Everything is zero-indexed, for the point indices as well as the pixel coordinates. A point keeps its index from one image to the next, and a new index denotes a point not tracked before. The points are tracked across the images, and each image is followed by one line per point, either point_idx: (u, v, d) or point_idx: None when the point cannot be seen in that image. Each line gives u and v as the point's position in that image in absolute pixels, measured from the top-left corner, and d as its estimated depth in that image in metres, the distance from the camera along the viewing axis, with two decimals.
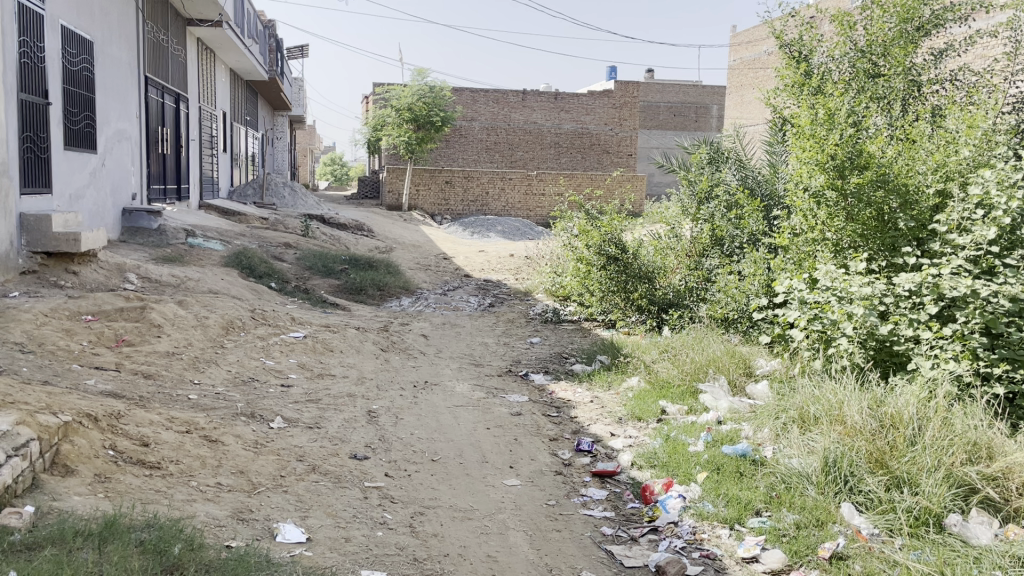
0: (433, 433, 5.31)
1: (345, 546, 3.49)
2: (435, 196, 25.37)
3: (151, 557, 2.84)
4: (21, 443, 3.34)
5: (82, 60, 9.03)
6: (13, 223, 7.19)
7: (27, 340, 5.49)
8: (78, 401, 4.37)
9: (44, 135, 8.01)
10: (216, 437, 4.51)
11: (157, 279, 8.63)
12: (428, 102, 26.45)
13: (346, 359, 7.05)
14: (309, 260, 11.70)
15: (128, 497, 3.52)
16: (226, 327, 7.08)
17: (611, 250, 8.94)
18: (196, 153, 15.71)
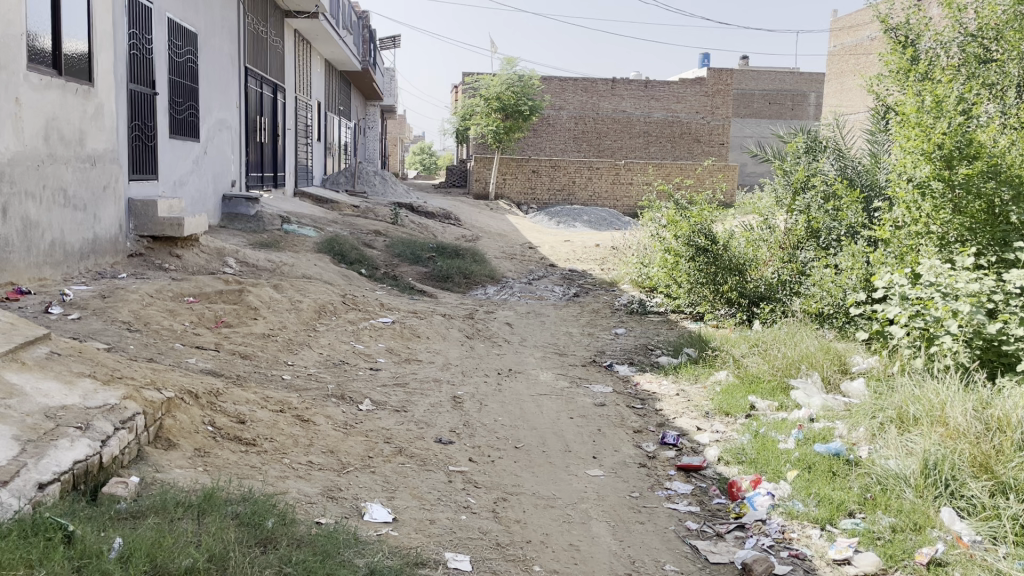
0: (516, 421, 5.35)
1: (429, 528, 3.55)
2: (521, 184, 25.44)
3: (246, 530, 2.94)
4: (128, 417, 3.54)
5: (186, 52, 9.41)
6: (122, 209, 7.61)
7: (134, 319, 5.77)
8: (180, 378, 4.59)
9: (151, 124, 8.41)
10: (308, 417, 4.66)
11: (255, 264, 8.93)
12: (516, 91, 26.52)
13: (432, 345, 7.16)
14: (398, 248, 11.93)
15: (225, 472, 3.66)
16: (318, 311, 7.29)
17: (700, 240, 8.73)
18: (292, 143, 16.22)
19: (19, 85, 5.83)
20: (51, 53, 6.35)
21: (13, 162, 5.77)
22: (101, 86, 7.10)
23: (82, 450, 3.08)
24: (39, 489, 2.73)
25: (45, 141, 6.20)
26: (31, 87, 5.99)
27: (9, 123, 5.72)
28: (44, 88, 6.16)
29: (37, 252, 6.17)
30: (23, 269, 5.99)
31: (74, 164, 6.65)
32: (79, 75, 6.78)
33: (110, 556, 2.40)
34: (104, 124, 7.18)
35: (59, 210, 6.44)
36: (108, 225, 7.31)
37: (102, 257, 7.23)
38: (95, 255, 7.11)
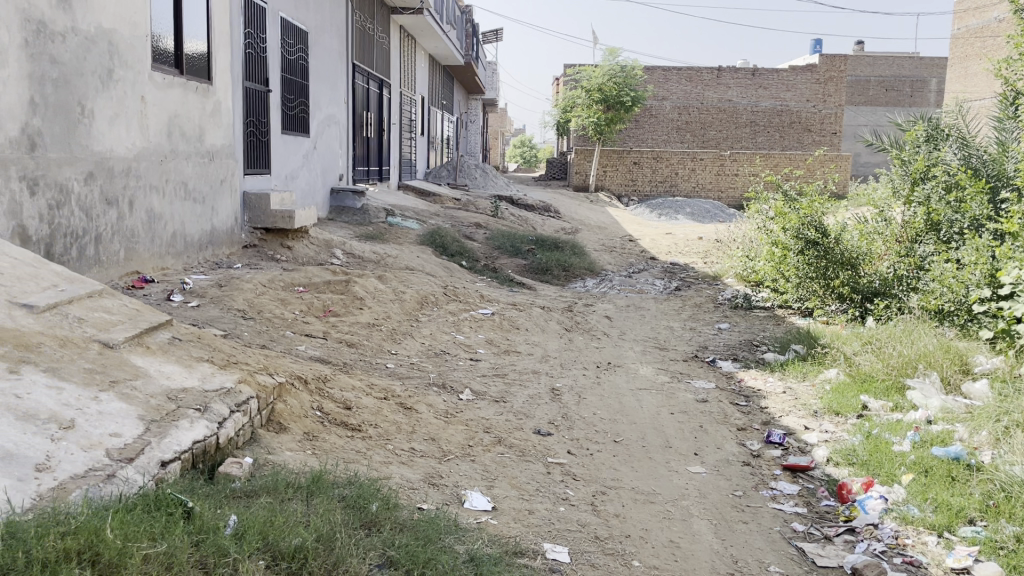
0: (615, 415, 5.32)
1: (528, 518, 3.57)
2: (622, 176, 25.21)
3: (352, 512, 3.03)
4: (242, 400, 3.72)
5: (298, 50, 9.75)
6: (237, 202, 7.98)
7: (248, 307, 6.04)
8: (291, 365, 4.78)
9: (264, 120, 8.77)
10: (410, 405, 4.77)
11: (360, 255, 9.17)
12: (619, 82, 26.23)
13: (531, 337, 7.19)
14: (498, 240, 12.04)
15: (332, 456, 3.79)
16: (420, 302, 7.44)
17: (810, 233, 8.41)
18: (397, 137, 16.59)
19: (145, 84, 6.18)
20: (173, 53, 6.71)
21: (139, 158, 6.14)
22: (218, 84, 7.45)
23: (200, 431, 3.25)
24: (162, 467, 2.88)
25: (168, 138, 6.56)
26: (156, 86, 6.34)
27: (135, 120, 6.08)
28: (167, 87, 6.52)
29: (161, 242, 6.53)
30: (147, 258, 6.35)
31: (193, 159, 7.00)
32: (199, 74, 7.14)
33: (226, 532, 2.51)
34: (221, 121, 7.54)
35: (180, 203, 6.81)
36: (224, 217, 7.68)
37: (218, 248, 7.60)
38: (213, 246, 7.48)
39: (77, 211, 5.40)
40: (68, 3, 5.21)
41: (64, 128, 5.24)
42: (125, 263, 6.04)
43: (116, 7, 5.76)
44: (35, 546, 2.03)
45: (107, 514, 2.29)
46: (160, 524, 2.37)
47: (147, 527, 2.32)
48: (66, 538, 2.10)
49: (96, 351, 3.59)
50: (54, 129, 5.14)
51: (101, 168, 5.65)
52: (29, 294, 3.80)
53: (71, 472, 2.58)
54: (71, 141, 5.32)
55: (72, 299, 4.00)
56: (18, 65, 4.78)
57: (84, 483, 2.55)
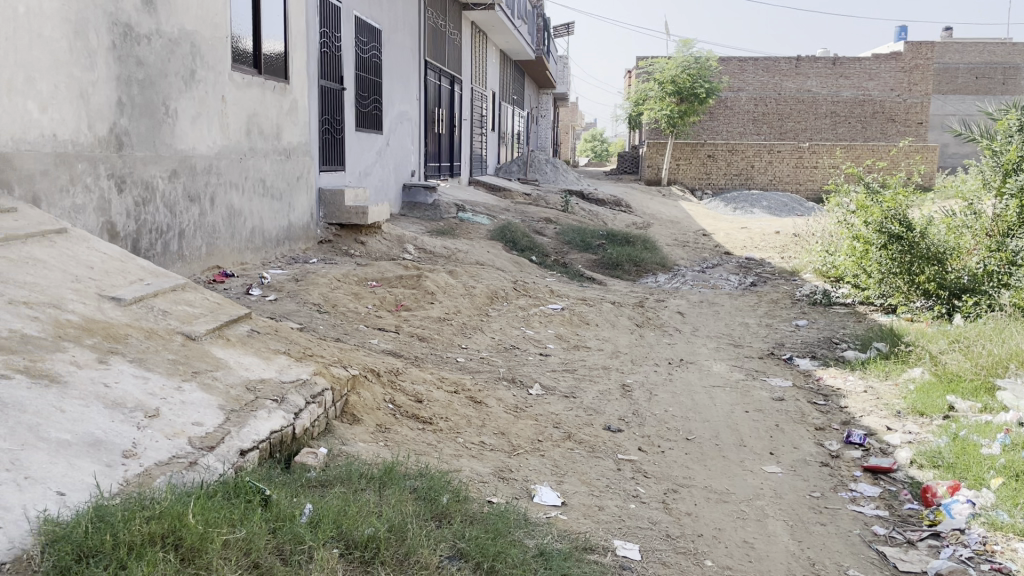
0: (688, 412, 5.24)
1: (597, 515, 3.55)
2: (696, 170, 24.81)
3: (424, 503, 3.06)
4: (317, 392, 3.80)
5: (371, 48, 9.91)
6: (312, 198, 8.16)
7: (323, 301, 6.17)
8: (364, 358, 4.86)
9: (338, 117, 8.94)
10: (481, 399, 4.80)
11: (432, 250, 9.26)
12: (692, 74, 25.79)
13: (601, 332, 7.14)
14: (569, 235, 12.01)
15: (404, 448, 3.84)
16: (490, 297, 7.48)
17: (893, 227, 8.11)
18: (468, 133, 16.70)
19: (225, 84, 6.37)
20: (252, 54, 6.90)
21: (220, 156, 6.33)
22: (295, 84, 7.63)
23: (278, 421, 3.33)
24: (241, 455, 2.96)
25: (247, 136, 6.75)
26: (236, 86, 6.53)
27: (217, 119, 6.27)
28: (246, 86, 6.70)
29: (240, 238, 6.73)
30: (227, 253, 6.55)
31: (271, 157, 7.19)
32: (277, 73, 7.32)
33: (302, 520, 2.56)
34: (298, 119, 7.71)
35: (258, 200, 7.00)
36: (301, 213, 7.87)
37: (295, 244, 7.79)
38: (290, 241, 7.66)
39: (161, 208, 5.61)
40: (152, 6, 5.40)
41: (150, 128, 5.45)
42: (207, 258, 6.25)
43: (198, 9, 5.95)
44: (122, 528, 2.11)
45: (189, 500, 2.36)
46: (239, 511, 2.44)
47: (227, 514, 2.39)
48: (151, 522, 2.17)
49: (179, 342, 3.72)
50: (140, 129, 5.35)
51: (184, 166, 5.85)
52: (116, 288, 3.96)
53: (156, 459, 2.67)
54: (156, 140, 5.53)
55: (157, 292, 4.15)
56: (106, 67, 4.98)
57: (168, 469, 2.64)
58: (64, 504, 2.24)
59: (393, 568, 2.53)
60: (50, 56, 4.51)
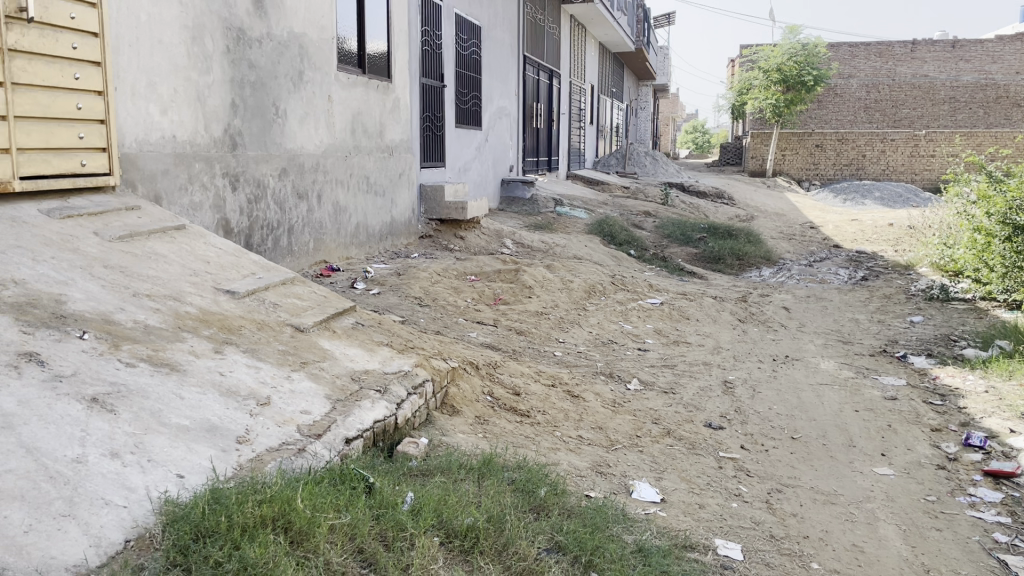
0: (793, 410, 5.08)
1: (698, 513, 3.49)
2: (802, 161, 24.11)
3: (521, 495, 3.09)
4: (418, 383, 3.89)
5: (471, 45, 10.02)
6: (414, 194, 8.34)
7: (424, 295, 6.29)
8: (463, 350, 4.94)
9: (438, 114, 9.09)
10: (578, 394, 4.80)
11: (530, 244, 9.30)
12: (799, 61, 24.76)
13: (702, 327, 7.01)
14: (669, 229, 11.84)
15: (502, 440, 3.88)
16: (588, 291, 7.46)
17: (1019, 219, 7.73)
18: (566, 127, 16.69)
19: (331, 84, 6.57)
20: (356, 54, 7.10)
21: (326, 154, 6.55)
22: (398, 82, 7.80)
23: (381, 411, 3.43)
24: (347, 443, 3.07)
25: (352, 135, 6.96)
26: (341, 86, 6.73)
27: (323, 118, 6.49)
28: (351, 86, 6.90)
29: (346, 233, 6.94)
30: (333, 248, 6.77)
31: (375, 154, 7.38)
32: (380, 72, 7.50)
33: (403, 508, 2.63)
34: (400, 117, 7.89)
35: (362, 196, 7.20)
36: (402, 209, 8.05)
37: (397, 238, 7.98)
38: (392, 236, 7.85)
39: (272, 205, 5.85)
40: (263, 11, 5.62)
41: (261, 128, 5.69)
42: (314, 253, 6.48)
43: (306, 13, 6.16)
44: (236, 511, 2.21)
45: (297, 485, 2.46)
46: (344, 497, 2.52)
47: (333, 499, 2.49)
48: (262, 505, 2.27)
49: (289, 334, 3.88)
50: (252, 129, 5.58)
51: (293, 165, 6.08)
52: (231, 281, 4.16)
53: (267, 445, 2.79)
54: (266, 140, 5.76)
55: (268, 285, 4.34)
56: (221, 70, 5.22)
57: (278, 455, 2.76)
58: (183, 486, 2.37)
59: (491, 558, 2.56)
60: (170, 62, 4.77)
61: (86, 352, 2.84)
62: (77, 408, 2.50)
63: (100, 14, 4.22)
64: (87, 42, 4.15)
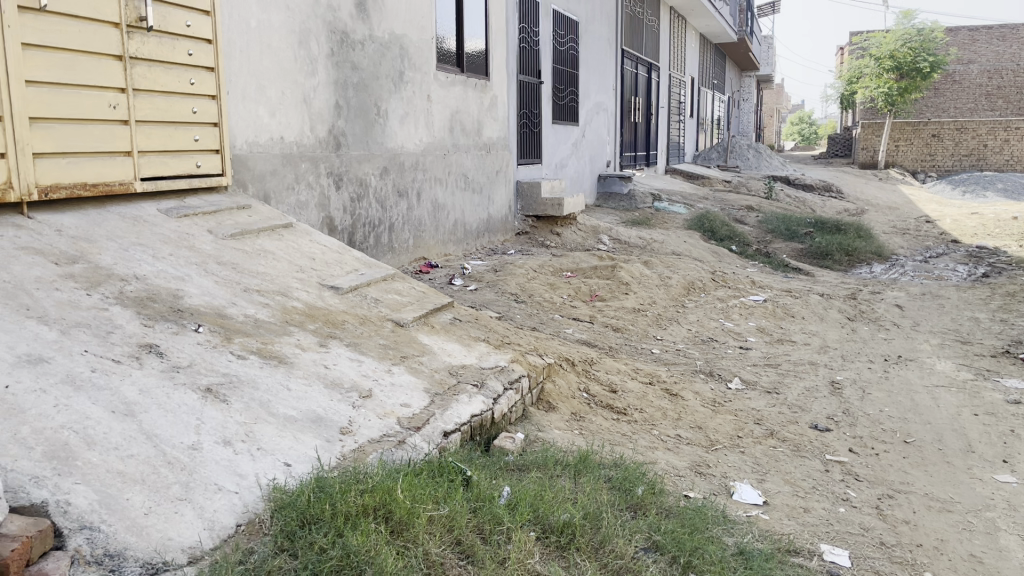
0: (906, 412, 4.86)
1: (803, 516, 3.38)
2: (918, 151, 23.02)
3: (619, 493, 3.06)
4: (514, 378, 3.91)
5: (568, 40, 10.00)
6: (510, 191, 8.39)
7: (520, 291, 6.32)
8: (559, 347, 4.94)
9: (535, 111, 9.13)
10: (677, 392, 4.72)
11: (628, 240, 9.20)
12: (914, 47, 23.58)
13: (808, 325, 6.78)
14: (772, 224, 11.51)
15: (599, 437, 3.86)
16: (687, 288, 7.33)
17: None
18: (665, 121, 16.43)
19: (431, 84, 6.68)
20: (455, 53, 7.20)
21: (425, 153, 6.67)
22: (495, 80, 7.87)
23: (477, 406, 3.46)
24: (444, 437, 3.11)
25: (451, 133, 7.06)
26: (440, 85, 6.83)
27: (423, 118, 6.60)
28: (450, 85, 6.99)
29: (444, 230, 7.05)
30: (432, 245, 6.89)
31: (473, 152, 7.47)
32: (478, 71, 7.59)
33: (500, 502, 2.65)
34: (497, 114, 7.95)
35: (460, 193, 7.29)
36: (499, 206, 8.12)
37: (494, 236, 8.06)
38: (489, 233, 7.93)
39: (374, 203, 6.00)
40: (366, 13, 5.77)
41: (363, 128, 5.84)
42: (414, 250, 6.61)
43: (406, 14, 6.28)
44: (340, 499, 2.27)
45: (398, 476, 2.51)
46: (443, 489, 2.56)
47: (432, 491, 2.53)
48: (364, 495, 2.33)
49: (389, 328, 3.97)
50: (355, 130, 5.74)
51: (394, 164, 6.22)
52: (335, 277, 4.29)
53: (369, 437, 2.87)
54: (369, 139, 5.91)
55: (370, 281, 4.45)
56: (326, 73, 5.39)
57: (380, 447, 2.82)
58: (290, 474, 2.47)
59: (588, 554, 2.55)
60: (278, 66, 4.96)
61: (201, 344, 2.99)
62: (192, 397, 2.63)
63: (213, 21, 4.42)
64: (201, 49, 4.36)
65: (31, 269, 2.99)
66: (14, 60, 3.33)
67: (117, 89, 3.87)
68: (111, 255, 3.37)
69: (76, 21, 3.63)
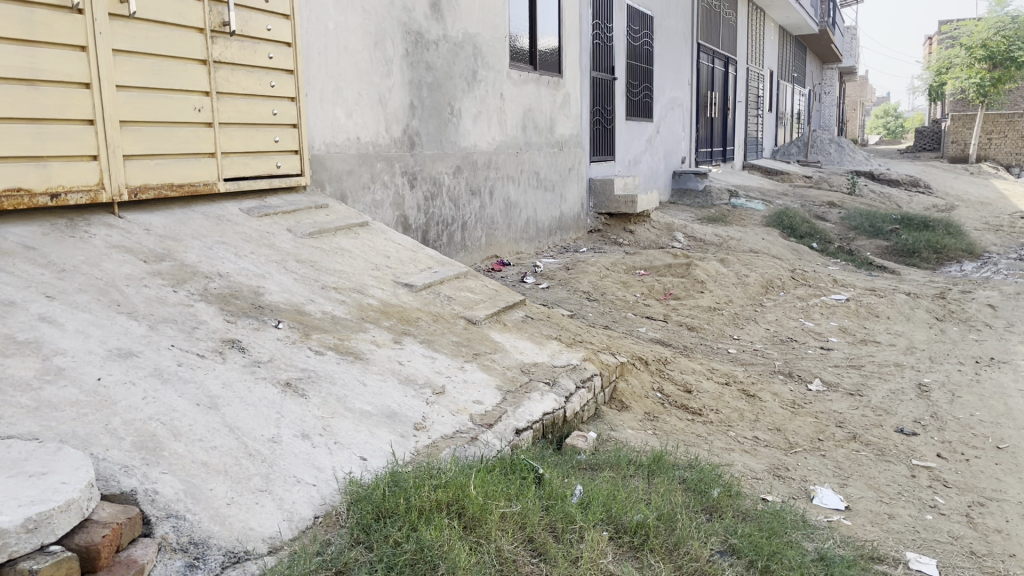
0: (999, 417, 4.63)
1: (888, 523, 3.25)
2: (1012, 144, 21.96)
3: (694, 495, 3.01)
4: (587, 376, 3.89)
5: (643, 36, 9.89)
6: (583, 188, 8.35)
7: (593, 289, 6.29)
8: (633, 345, 4.89)
9: (609, 107, 9.06)
10: (754, 393, 4.62)
11: (703, 237, 9.04)
12: (1009, 35, 22.41)
13: (893, 326, 6.54)
14: (855, 221, 11.14)
15: (673, 437, 3.80)
16: (765, 287, 7.16)
17: None
18: (742, 116, 16.10)
19: (504, 82, 6.70)
20: (528, 51, 7.20)
21: (498, 151, 6.69)
22: (568, 77, 7.84)
23: (550, 404, 3.45)
24: (517, 434, 3.11)
25: (523, 131, 7.07)
26: (513, 83, 6.85)
27: (496, 116, 6.63)
28: (523, 83, 7.00)
29: (517, 228, 7.07)
30: (505, 243, 6.91)
31: (545, 150, 7.47)
32: (551, 68, 7.57)
33: (573, 500, 2.63)
34: (570, 112, 7.92)
35: (533, 191, 7.30)
36: (572, 204, 8.10)
37: (567, 233, 8.04)
38: (561, 231, 7.91)
39: (447, 202, 6.06)
40: (440, 13, 5.82)
41: (437, 127, 5.89)
42: (487, 248, 6.64)
43: (480, 13, 6.31)
44: (414, 494, 2.30)
45: (471, 472, 2.52)
46: (515, 486, 2.57)
47: (504, 488, 2.53)
48: (438, 490, 2.35)
49: (462, 326, 3.99)
50: (429, 129, 5.80)
51: (467, 162, 6.26)
52: (409, 275, 4.34)
53: (442, 432, 2.89)
54: (442, 139, 5.97)
55: (444, 279, 4.49)
56: (401, 73, 5.46)
57: (452, 443, 2.84)
58: (366, 468, 2.50)
59: (662, 556, 2.51)
60: (355, 67, 5.05)
61: (280, 340, 3.07)
62: (272, 391, 2.70)
63: (292, 25, 4.53)
64: (281, 52, 4.47)
65: (122, 267, 3.11)
66: (105, 66, 3.48)
67: (202, 92, 4.00)
68: (196, 253, 3.48)
69: (162, 27, 3.77)
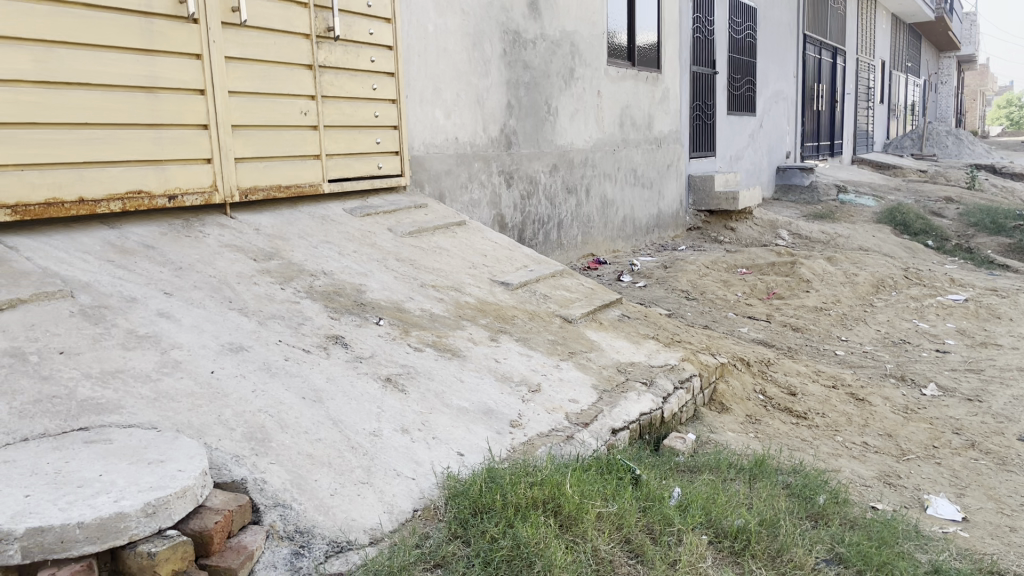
0: None
1: (1010, 536, 3.05)
2: None
3: (798, 501, 2.90)
4: (685, 377, 3.82)
5: (745, 28, 9.63)
6: (682, 185, 8.21)
7: (692, 288, 6.17)
8: (734, 346, 4.77)
9: (709, 103, 8.87)
10: (863, 396, 4.42)
11: (808, 235, 8.73)
12: None
13: (1018, 328, 6.14)
14: (975, 217, 10.52)
15: (776, 441, 3.68)
16: (876, 286, 6.85)
17: None
18: (852, 108, 15.48)
19: (601, 80, 6.65)
20: (626, 47, 7.13)
21: (595, 149, 6.65)
22: (667, 73, 7.71)
23: (647, 404, 3.40)
24: (613, 434, 3.08)
25: (621, 128, 7.00)
26: (611, 80, 6.79)
27: (593, 113, 6.59)
28: (621, 79, 6.93)
29: (613, 226, 7.01)
30: (601, 241, 6.86)
31: (643, 147, 7.37)
32: (650, 64, 7.47)
33: (670, 502, 2.58)
34: (670, 108, 7.79)
35: (630, 189, 7.22)
36: (670, 201, 7.97)
37: (664, 231, 7.91)
38: (659, 229, 7.80)
39: (543, 200, 6.06)
40: (538, 12, 5.83)
41: (534, 126, 5.90)
42: (583, 246, 6.61)
43: (578, 10, 6.28)
44: (510, 490, 2.30)
45: (567, 471, 2.51)
46: (611, 486, 2.54)
47: (600, 487, 2.51)
48: (534, 487, 2.35)
49: (559, 324, 3.99)
50: (526, 128, 5.82)
51: (564, 160, 6.25)
52: (506, 273, 4.37)
53: (538, 430, 2.89)
54: (539, 137, 5.97)
55: (540, 278, 4.49)
56: (498, 73, 5.49)
57: (548, 441, 2.84)
58: (463, 463, 2.53)
59: (764, 562, 2.43)
60: (453, 68, 5.11)
61: (381, 337, 3.13)
62: (373, 386, 2.77)
63: (394, 28, 4.62)
64: (383, 55, 4.57)
65: (233, 265, 3.25)
66: (219, 73, 3.63)
67: (308, 96, 4.13)
68: (302, 252, 3.60)
69: (271, 34, 3.91)
